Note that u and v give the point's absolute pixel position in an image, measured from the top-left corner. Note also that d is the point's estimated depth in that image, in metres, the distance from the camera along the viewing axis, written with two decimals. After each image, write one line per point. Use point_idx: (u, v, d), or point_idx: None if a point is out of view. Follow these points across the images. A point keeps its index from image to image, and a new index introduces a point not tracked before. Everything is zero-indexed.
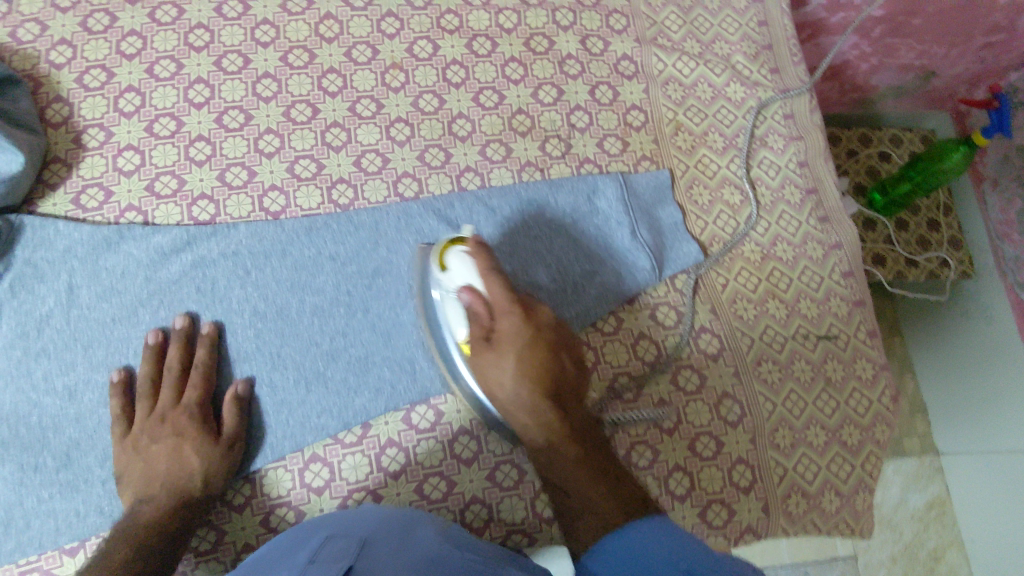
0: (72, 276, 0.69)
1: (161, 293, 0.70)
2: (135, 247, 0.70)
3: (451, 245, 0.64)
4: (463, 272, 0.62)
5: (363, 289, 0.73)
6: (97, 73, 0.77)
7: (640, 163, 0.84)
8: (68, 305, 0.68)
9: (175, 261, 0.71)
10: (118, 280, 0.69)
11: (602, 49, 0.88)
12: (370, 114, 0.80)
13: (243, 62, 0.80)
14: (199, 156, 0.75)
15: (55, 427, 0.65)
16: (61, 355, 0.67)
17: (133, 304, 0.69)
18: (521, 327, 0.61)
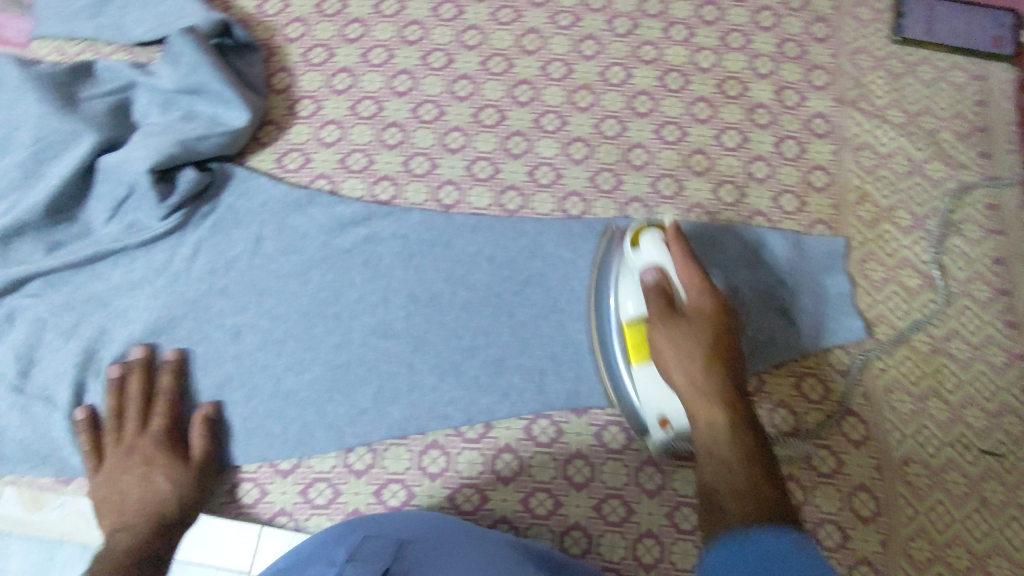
0: (261, 228, 0.75)
1: (333, 259, 0.75)
2: (319, 213, 0.76)
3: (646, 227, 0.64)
4: (657, 248, 0.62)
5: (513, 293, 0.76)
6: (320, 51, 0.84)
7: (815, 226, 0.80)
8: (253, 253, 0.74)
9: (351, 233, 0.76)
10: (299, 239, 0.75)
11: (797, 103, 0.85)
12: (553, 129, 0.82)
13: (446, 61, 0.85)
14: (390, 140, 0.81)
15: (220, 360, 0.72)
16: (238, 296, 0.73)
17: (307, 264, 0.75)
18: (713, 291, 0.60)
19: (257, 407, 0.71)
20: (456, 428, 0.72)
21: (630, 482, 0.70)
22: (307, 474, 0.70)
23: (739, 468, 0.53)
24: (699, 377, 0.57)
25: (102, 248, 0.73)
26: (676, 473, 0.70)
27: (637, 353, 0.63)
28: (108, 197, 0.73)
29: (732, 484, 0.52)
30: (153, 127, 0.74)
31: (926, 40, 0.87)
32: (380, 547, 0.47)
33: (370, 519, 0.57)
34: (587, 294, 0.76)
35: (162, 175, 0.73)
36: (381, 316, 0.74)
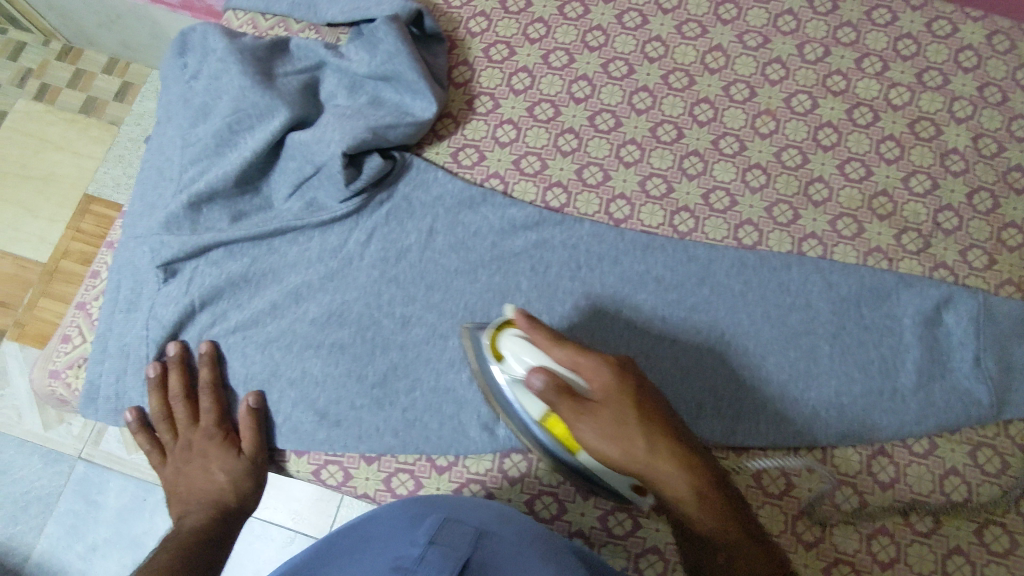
0: (434, 222, 0.76)
1: (502, 261, 0.75)
2: (492, 213, 0.76)
3: (500, 331, 0.64)
4: (516, 348, 0.62)
5: (677, 318, 0.74)
6: (501, 48, 0.84)
7: (1004, 287, 0.75)
8: (424, 246, 0.75)
9: (521, 236, 0.76)
10: (471, 237, 0.76)
11: (995, 152, 0.80)
12: (731, 153, 0.80)
13: (627, 71, 0.83)
14: (565, 146, 0.80)
15: (385, 346, 0.72)
16: (407, 287, 0.74)
17: (477, 263, 0.75)
18: (604, 368, 0.58)
19: (418, 399, 0.71)
20: None
21: (787, 530, 0.68)
22: (462, 474, 0.70)
23: (676, 484, 0.57)
24: (633, 450, 0.57)
25: (283, 222, 0.74)
26: (836, 528, 0.68)
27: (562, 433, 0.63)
28: (296, 173, 0.74)
29: (727, 538, 0.58)
30: (344, 110, 0.75)
31: None
32: (459, 535, 0.49)
33: (430, 499, 0.59)
34: (754, 329, 0.74)
35: (349, 158, 0.74)
36: (543, 324, 0.73)
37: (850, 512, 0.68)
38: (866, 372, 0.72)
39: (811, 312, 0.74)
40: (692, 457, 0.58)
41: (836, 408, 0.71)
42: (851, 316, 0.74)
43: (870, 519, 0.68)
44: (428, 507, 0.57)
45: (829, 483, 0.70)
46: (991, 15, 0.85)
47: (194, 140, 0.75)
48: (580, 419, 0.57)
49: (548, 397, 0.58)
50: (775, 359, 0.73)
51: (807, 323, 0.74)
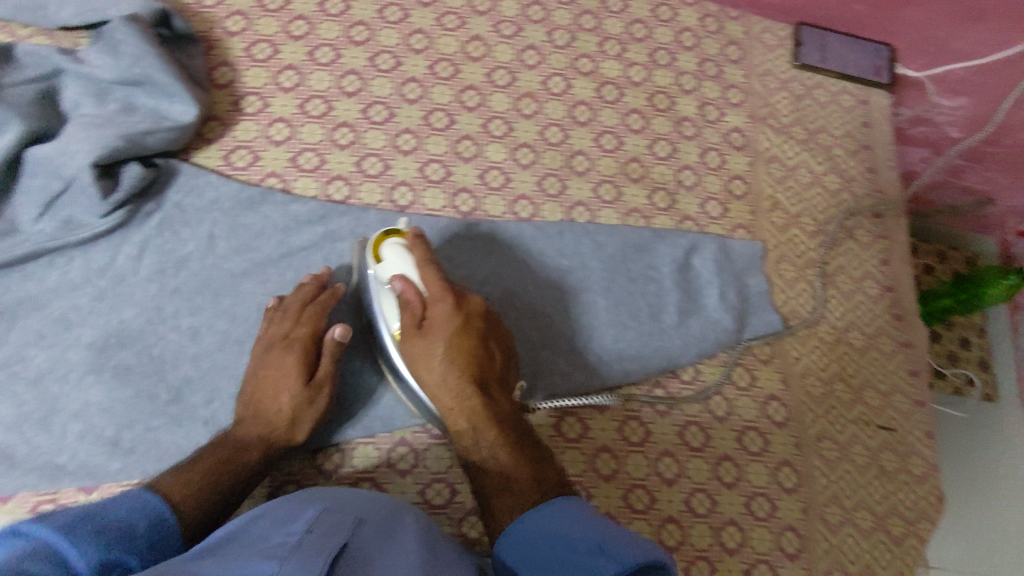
0: (213, 226, 0.73)
1: (291, 258, 0.74)
2: (273, 212, 0.75)
3: (386, 237, 0.69)
4: (395, 260, 0.68)
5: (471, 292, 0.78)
6: (264, 47, 0.82)
7: (736, 230, 0.89)
8: (205, 251, 0.72)
9: (308, 231, 0.75)
10: (254, 238, 0.73)
11: (717, 118, 0.94)
12: (500, 134, 0.86)
13: (394, 64, 0.86)
14: (342, 140, 0.81)
15: (173, 362, 0.68)
16: (191, 296, 0.70)
17: (265, 263, 0.73)
18: (449, 315, 0.67)
19: (219, 410, 0.67)
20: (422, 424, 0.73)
21: (587, 469, 0.75)
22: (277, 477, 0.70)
23: (504, 463, 0.63)
24: (448, 381, 0.66)
25: (36, 245, 0.68)
26: (629, 458, 0.76)
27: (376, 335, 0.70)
28: (44, 192, 0.68)
29: (495, 468, 0.63)
30: (91, 119, 0.70)
31: (820, 66, 0.99)
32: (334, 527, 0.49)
33: (329, 491, 0.56)
34: (539, 292, 0.80)
35: (104, 171, 0.70)
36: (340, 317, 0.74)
37: (639, 442, 0.77)
38: (637, 319, 0.82)
39: (588, 272, 0.82)
40: (486, 394, 0.66)
41: (616, 354, 0.80)
42: (621, 271, 0.83)
43: (654, 445, 0.77)
44: (325, 499, 0.54)
45: (619, 420, 0.77)
46: (701, 2, 1.00)
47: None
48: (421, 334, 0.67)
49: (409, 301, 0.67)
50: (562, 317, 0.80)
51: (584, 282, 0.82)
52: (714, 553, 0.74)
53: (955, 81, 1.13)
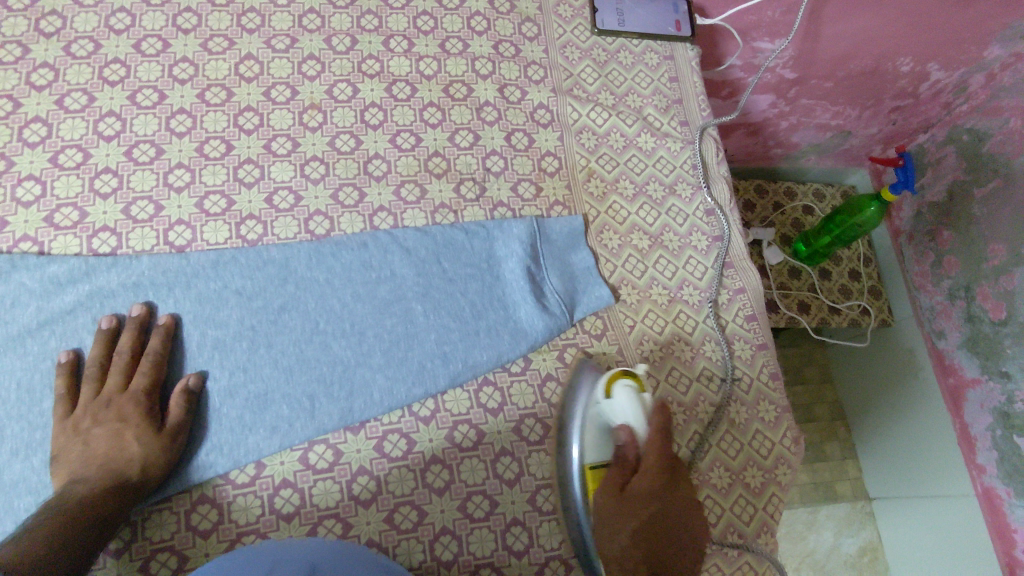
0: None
1: (53, 324, 0.68)
2: (28, 277, 0.69)
3: (620, 378, 0.70)
4: (623, 405, 0.67)
5: (268, 323, 0.72)
6: (4, 103, 0.76)
7: (553, 208, 0.86)
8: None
9: (70, 291, 0.69)
10: (7, 310, 0.67)
11: (520, 98, 0.91)
12: (285, 152, 0.81)
13: (158, 98, 0.80)
14: (103, 188, 0.75)
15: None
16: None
17: (21, 335, 0.67)
18: (654, 494, 0.63)
19: None
20: (225, 475, 0.66)
21: (418, 486, 0.69)
22: None
23: None
24: (626, 559, 0.61)
25: None
26: (463, 464, 0.71)
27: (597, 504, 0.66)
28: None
29: None
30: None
31: (620, 30, 0.98)
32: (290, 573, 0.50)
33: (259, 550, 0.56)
34: (347, 309, 0.74)
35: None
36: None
37: (471, 447, 0.72)
38: (459, 319, 0.76)
39: (399, 279, 0.77)
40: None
41: (440, 358, 0.74)
42: (438, 272, 0.78)
43: (489, 445, 0.73)
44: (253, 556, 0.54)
45: (448, 427, 0.72)
46: None
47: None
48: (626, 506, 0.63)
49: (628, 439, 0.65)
50: (376, 331, 0.74)
51: (396, 291, 0.76)
52: (566, 548, 0.71)
53: (769, 24, 1.14)
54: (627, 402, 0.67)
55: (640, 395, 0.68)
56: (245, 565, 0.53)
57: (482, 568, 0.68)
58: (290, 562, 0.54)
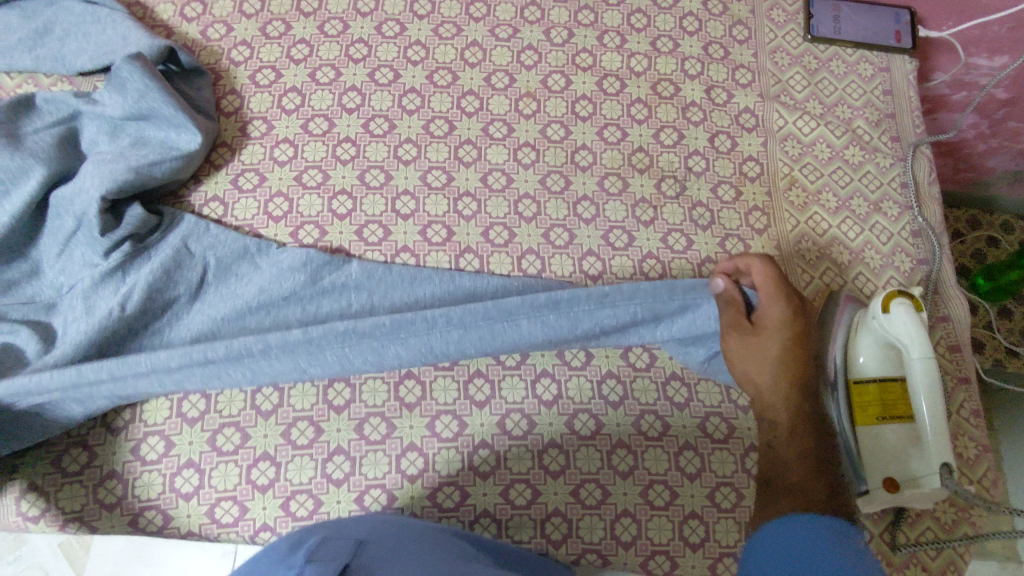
0: (204, 273, 0.75)
1: (270, 306, 0.74)
2: (263, 262, 0.76)
3: (899, 294, 0.71)
4: (901, 321, 0.69)
5: (446, 320, 0.70)
6: (268, 73, 0.86)
7: (752, 213, 0.85)
8: (195, 295, 0.74)
9: (290, 279, 0.75)
10: (240, 286, 0.74)
11: (726, 100, 0.91)
12: (501, 136, 0.86)
13: (393, 77, 0.87)
14: (344, 155, 0.83)
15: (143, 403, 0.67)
16: (173, 340, 0.72)
17: (244, 309, 0.73)
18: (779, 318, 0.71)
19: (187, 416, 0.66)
20: (431, 428, 0.73)
21: (603, 466, 0.73)
22: (286, 487, 0.70)
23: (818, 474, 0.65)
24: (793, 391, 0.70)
25: (57, 289, 0.73)
26: (647, 453, 0.73)
27: (861, 412, 0.71)
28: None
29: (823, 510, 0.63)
30: (96, 154, 0.76)
31: (835, 37, 0.95)
32: (339, 547, 0.52)
33: (318, 525, 0.59)
34: (517, 317, 0.71)
35: (109, 210, 0.74)
36: (299, 362, 0.70)
37: (656, 436, 0.74)
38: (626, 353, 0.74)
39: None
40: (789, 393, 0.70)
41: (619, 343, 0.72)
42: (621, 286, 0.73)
43: (674, 437, 0.74)
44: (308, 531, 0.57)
45: (634, 414, 0.74)
46: None
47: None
48: (750, 332, 0.72)
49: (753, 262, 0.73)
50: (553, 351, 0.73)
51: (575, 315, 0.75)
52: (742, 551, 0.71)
53: (993, 39, 1.04)
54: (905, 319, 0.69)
55: (916, 314, 0.70)
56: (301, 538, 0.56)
57: (657, 554, 0.70)
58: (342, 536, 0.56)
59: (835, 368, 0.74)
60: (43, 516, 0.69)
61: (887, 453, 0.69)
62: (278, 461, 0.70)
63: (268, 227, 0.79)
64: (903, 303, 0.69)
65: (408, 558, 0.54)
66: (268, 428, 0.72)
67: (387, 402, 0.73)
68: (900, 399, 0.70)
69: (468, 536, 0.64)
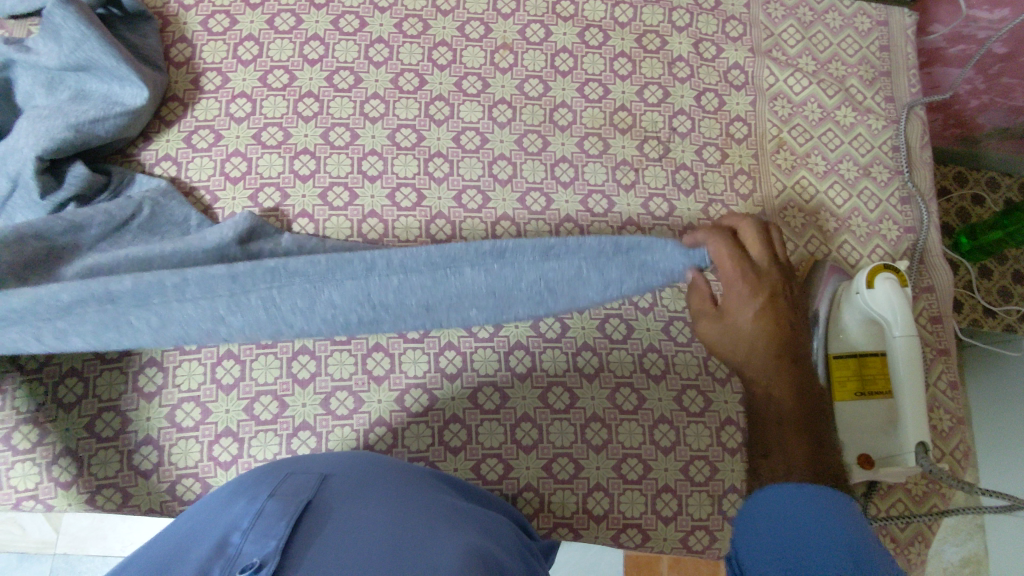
0: (131, 236, 0.69)
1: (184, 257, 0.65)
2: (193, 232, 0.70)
3: (884, 269, 0.69)
4: (881, 297, 0.67)
5: (384, 262, 0.60)
6: (222, 19, 0.80)
7: (736, 177, 0.82)
8: (116, 247, 0.68)
9: (211, 236, 0.67)
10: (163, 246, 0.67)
11: (714, 55, 0.86)
12: (475, 92, 0.81)
13: (359, 25, 0.81)
14: (306, 111, 0.77)
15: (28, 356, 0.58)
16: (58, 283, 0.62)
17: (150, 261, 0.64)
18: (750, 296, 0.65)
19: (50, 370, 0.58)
20: (400, 402, 0.71)
21: (577, 440, 0.71)
22: (249, 463, 0.68)
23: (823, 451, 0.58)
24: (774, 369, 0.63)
25: None
26: (621, 427, 0.72)
27: (839, 389, 0.69)
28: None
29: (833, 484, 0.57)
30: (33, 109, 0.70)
31: None
32: (300, 484, 0.48)
33: (285, 461, 0.55)
34: (461, 264, 0.61)
35: (48, 170, 0.69)
36: (216, 310, 0.60)
37: (631, 410, 0.72)
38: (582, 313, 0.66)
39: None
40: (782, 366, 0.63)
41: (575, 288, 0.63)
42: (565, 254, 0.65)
43: (649, 411, 0.72)
44: (271, 468, 0.53)
45: (609, 387, 0.73)
46: None
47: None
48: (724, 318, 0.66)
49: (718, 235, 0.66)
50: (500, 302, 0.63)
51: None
52: (713, 523, 0.71)
53: None
54: (889, 294, 0.67)
55: (899, 289, 0.68)
56: (263, 472, 0.52)
57: (629, 528, 0.70)
58: (304, 472, 0.52)
59: (817, 343, 0.72)
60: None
61: (865, 430, 0.68)
62: (241, 437, 0.68)
63: (225, 190, 0.74)
64: (886, 277, 0.67)
65: (377, 491, 0.51)
66: (230, 403, 0.69)
67: (354, 375, 0.71)
68: (880, 375, 0.68)
69: (448, 480, 0.63)
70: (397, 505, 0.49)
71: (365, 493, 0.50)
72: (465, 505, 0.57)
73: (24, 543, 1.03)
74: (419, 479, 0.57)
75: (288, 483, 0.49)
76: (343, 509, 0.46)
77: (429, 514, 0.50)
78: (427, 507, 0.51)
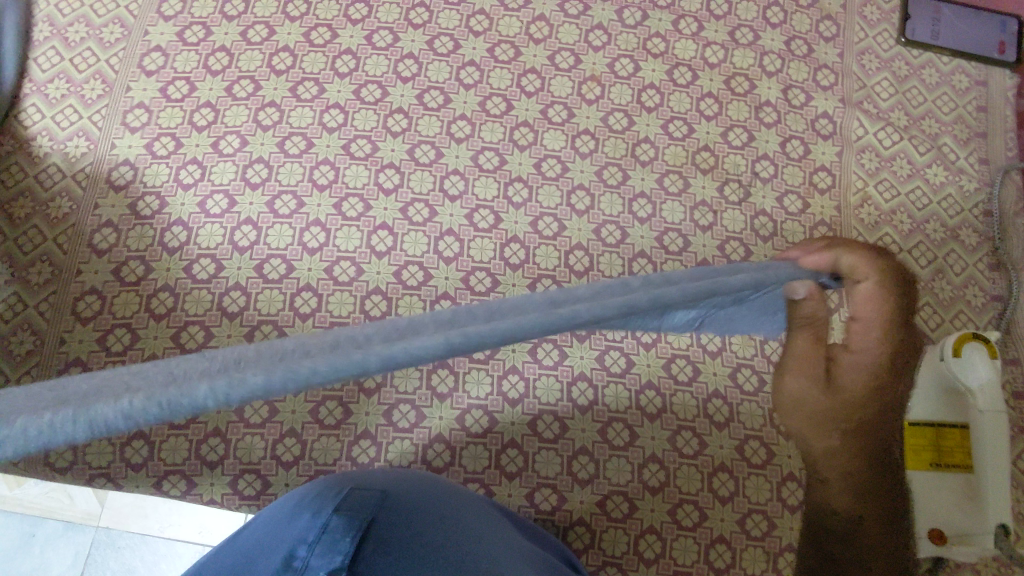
0: None
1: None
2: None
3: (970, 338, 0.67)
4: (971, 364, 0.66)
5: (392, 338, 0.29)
6: (323, 32, 0.83)
7: (817, 228, 0.80)
8: None
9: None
10: None
11: (803, 102, 0.85)
12: (560, 121, 0.81)
13: (453, 47, 0.83)
14: (395, 127, 0.79)
15: None
16: None
17: None
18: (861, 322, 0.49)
19: None
20: (460, 421, 0.71)
21: (634, 479, 0.70)
22: (308, 466, 0.69)
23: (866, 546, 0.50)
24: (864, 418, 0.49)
25: None
26: (679, 470, 0.71)
27: (916, 457, 0.66)
28: (141, 204, 0.76)
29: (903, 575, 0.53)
30: None
31: (931, 42, 0.88)
32: (368, 499, 0.49)
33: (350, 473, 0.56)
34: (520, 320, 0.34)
35: None
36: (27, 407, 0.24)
37: (692, 454, 0.71)
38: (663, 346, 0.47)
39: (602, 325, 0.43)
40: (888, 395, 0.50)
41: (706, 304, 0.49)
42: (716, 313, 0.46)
43: (709, 458, 0.71)
44: (337, 480, 0.54)
45: (670, 429, 0.72)
46: None
47: (40, 164, 0.78)
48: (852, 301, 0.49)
49: (862, 267, 0.48)
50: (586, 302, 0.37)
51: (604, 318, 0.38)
52: None
53: None
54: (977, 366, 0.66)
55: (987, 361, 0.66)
56: (330, 484, 0.53)
57: None
58: (371, 486, 0.53)
59: None
60: (69, 469, 0.69)
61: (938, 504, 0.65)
62: (303, 438, 0.70)
63: (312, 196, 0.77)
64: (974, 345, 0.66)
65: (440, 514, 0.51)
66: (297, 405, 0.71)
67: (418, 389, 0.72)
68: (958, 450, 0.66)
69: (505, 510, 0.63)
70: (462, 530, 0.50)
71: (430, 516, 0.51)
72: (524, 541, 0.56)
73: (71, 513, 0.95)
74: (478, 506, 0.58)
75: (357, 495, 0.50)
76: (406, 531, 0.47)
77: (491, 543, 0.50)
78: (489, 533, 0.52)
